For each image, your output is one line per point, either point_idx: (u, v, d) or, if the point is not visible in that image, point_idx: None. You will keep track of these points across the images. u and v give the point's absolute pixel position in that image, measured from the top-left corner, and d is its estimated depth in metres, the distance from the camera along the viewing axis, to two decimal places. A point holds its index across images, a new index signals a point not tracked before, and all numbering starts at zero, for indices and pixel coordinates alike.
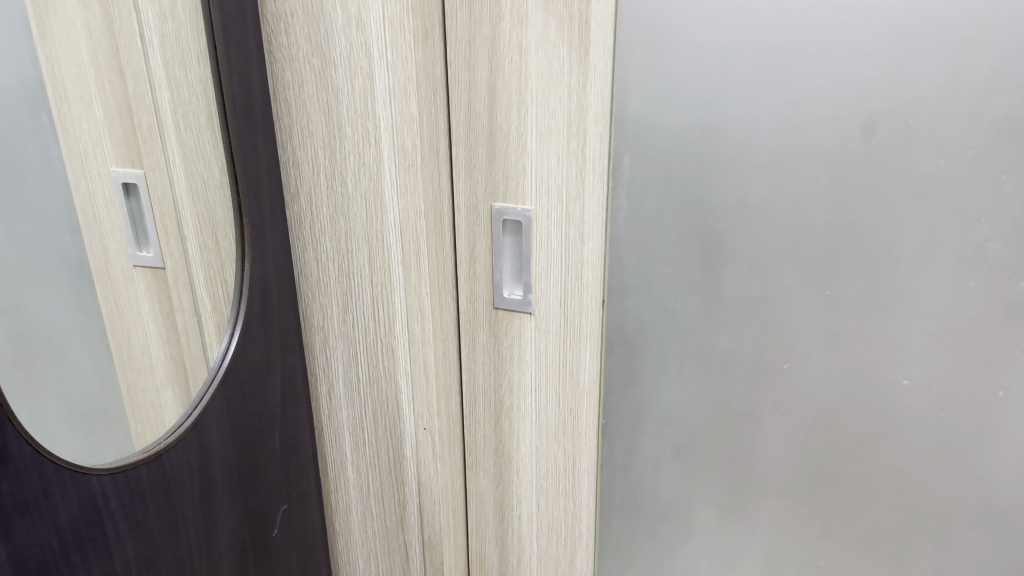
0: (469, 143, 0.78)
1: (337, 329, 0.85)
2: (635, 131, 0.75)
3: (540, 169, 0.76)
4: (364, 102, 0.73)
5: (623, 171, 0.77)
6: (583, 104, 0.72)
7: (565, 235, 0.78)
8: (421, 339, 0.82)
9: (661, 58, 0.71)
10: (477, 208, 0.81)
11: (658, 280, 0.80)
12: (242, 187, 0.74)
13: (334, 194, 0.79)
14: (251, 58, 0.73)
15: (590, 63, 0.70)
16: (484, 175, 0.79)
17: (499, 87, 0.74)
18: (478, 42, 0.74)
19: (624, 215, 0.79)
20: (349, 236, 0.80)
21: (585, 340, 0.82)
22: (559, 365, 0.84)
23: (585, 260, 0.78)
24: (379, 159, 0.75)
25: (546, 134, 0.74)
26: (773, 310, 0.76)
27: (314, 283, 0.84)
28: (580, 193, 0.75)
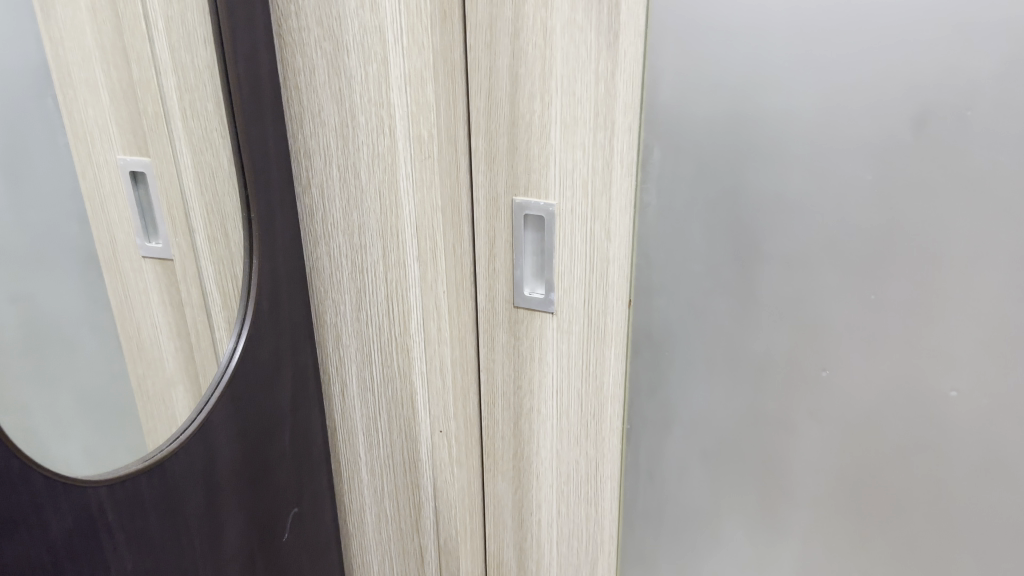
0: (489, 134, 0.74)
1: (350, 327, 0.82)
2: (668, 122, 0.70)
3: (564, 161, 0.72)
4: (378, 89, 0.69)
5: (652, 164, 0.72)
6: (611, 93, 0.67)
7: (590, 231, 0.73)
8: (437, 340, 0.79)
9: (695, 43, 0.66)
10: (497, 202, 0.76)
11: (688, 280, 0.75)
12: (250, 179, 0.70)
13: (347, 187, 0.75)
14: (259, 43, 0.68)
15: (619, 49, 0.65)
16: (505, 167, 0.74)
17: (522, 74, 0.70)
18: (499, 26, 0.69)
19: (652, 210, 0.74)
20: (363, 230, 0.76)
21: (610, 342, 0.77)
22: (582, 367, 0.79)
23: (611, 259, 0.74)
24: (393, 149, 0.71)
25: (571, 124, 0.70)
26: (811, 314, 0.71)
27: (326, 279, 0.80)
28: (607, 187, 0.71)
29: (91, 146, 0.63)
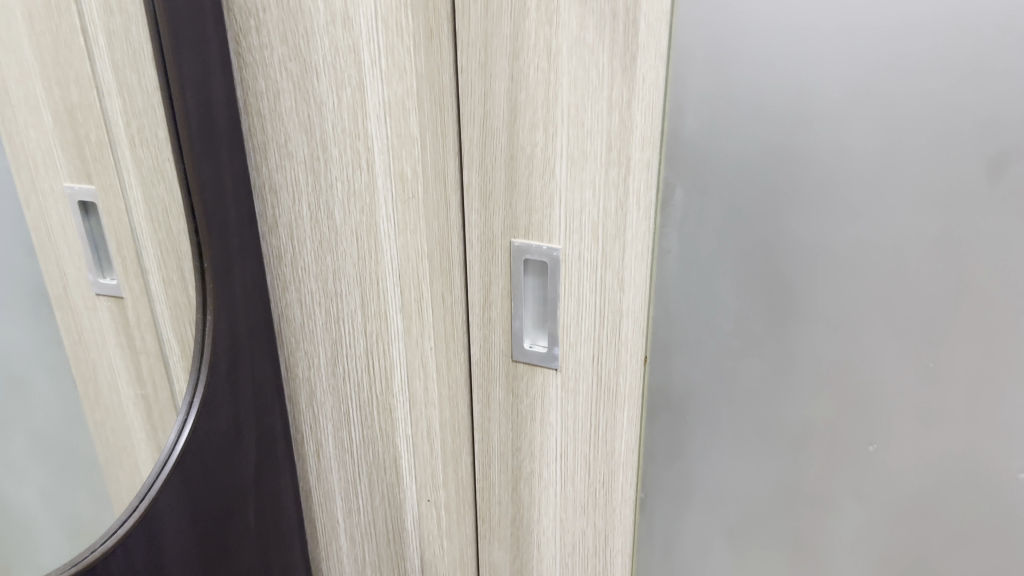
0: (484, 168, 0.64)
1: (325, 382, 0.71)
2: (693, 159, 0.60)
3: (571, 201, 0.61)
4: (354, 118, 0.59)
5: (674, 206, 0.62)
6: (627, 124, 0.56)
7: (600, 280, 0.62)
8: (424, 401, 0.68)
9: (729, 68, 0.56)
10: (493, 245, 0.66)
11: (712, 337, 0.65)
12: (202, 224, 0.59)
13: (320, 227, 0.65)
14: (213, 66, 0.57)
15: (637, 73, 0.55)
16: (502, 207, 0.64)
17: (522, 99, 0.59)
18: (496, 44, 0.59)
19: (673, 256, 0.64)
20: (338, 276, 0.66)
21: (623, 405, 0.67)
22: (589, 431, 0.69)
23: (625, 312, 0.63)
24: (372, 187, 0.61)
25: (579, 158, 0.59)
26: (858, 384, 0.62)
27: (297, 330, 0.70)
28: (621, 232, 0.60)
29: (33, 171, 0.68)
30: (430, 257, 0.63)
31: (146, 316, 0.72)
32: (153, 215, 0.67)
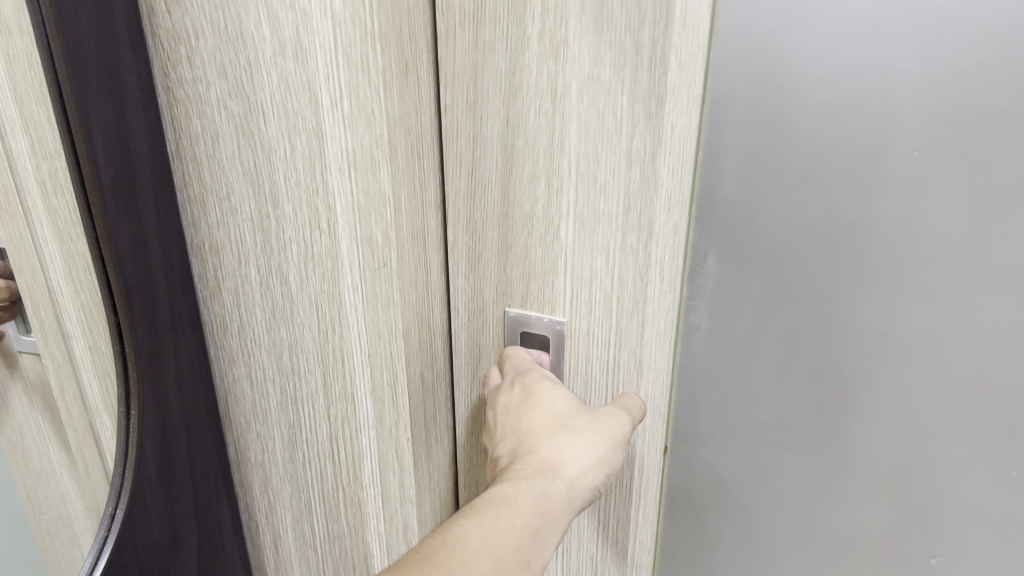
0: (474, 225, 0.51)
1: (281, 470, 0.60)
2: (729, 224, 0.44)
3: (578, 268, 0.48)
4: (310, 170, 0.48)
5: (706, 276, 0.46)
6: (651, 183, 0.43)
7: (612, 360, 0.49)
8: (399, 497, 0.58)
9: (775, 127, 0.41)
10: (483, 312, 0.53)
11: (733, 450, 0.49)
12: (122, 304, 0.47)
13: (271, 295, 0.53)
14: (129, 105, 0.45)
15: (665, 119, 0.41)
16: (496, 271, 0.51)
17: (518, 148, 0.47)
18: (487, 80, 0.46)
19: (701, 336, 0.48)
20: (293, 350, 0.54)
21: (638, 504, 0.54)
22: (598, 528, 0.56)
23: (643, 399, 0.50)
24: (334, 251, 0.49)
25: (590, 220, 0.46)
26: (912, 547, 0.46)
27: (248, 409, 0.58)
28: (639, 307, 0.46)
29: None
30: (407, 333, 0.52)
31: (73, 388, 0.57)
32: (75, 274, 0.52)
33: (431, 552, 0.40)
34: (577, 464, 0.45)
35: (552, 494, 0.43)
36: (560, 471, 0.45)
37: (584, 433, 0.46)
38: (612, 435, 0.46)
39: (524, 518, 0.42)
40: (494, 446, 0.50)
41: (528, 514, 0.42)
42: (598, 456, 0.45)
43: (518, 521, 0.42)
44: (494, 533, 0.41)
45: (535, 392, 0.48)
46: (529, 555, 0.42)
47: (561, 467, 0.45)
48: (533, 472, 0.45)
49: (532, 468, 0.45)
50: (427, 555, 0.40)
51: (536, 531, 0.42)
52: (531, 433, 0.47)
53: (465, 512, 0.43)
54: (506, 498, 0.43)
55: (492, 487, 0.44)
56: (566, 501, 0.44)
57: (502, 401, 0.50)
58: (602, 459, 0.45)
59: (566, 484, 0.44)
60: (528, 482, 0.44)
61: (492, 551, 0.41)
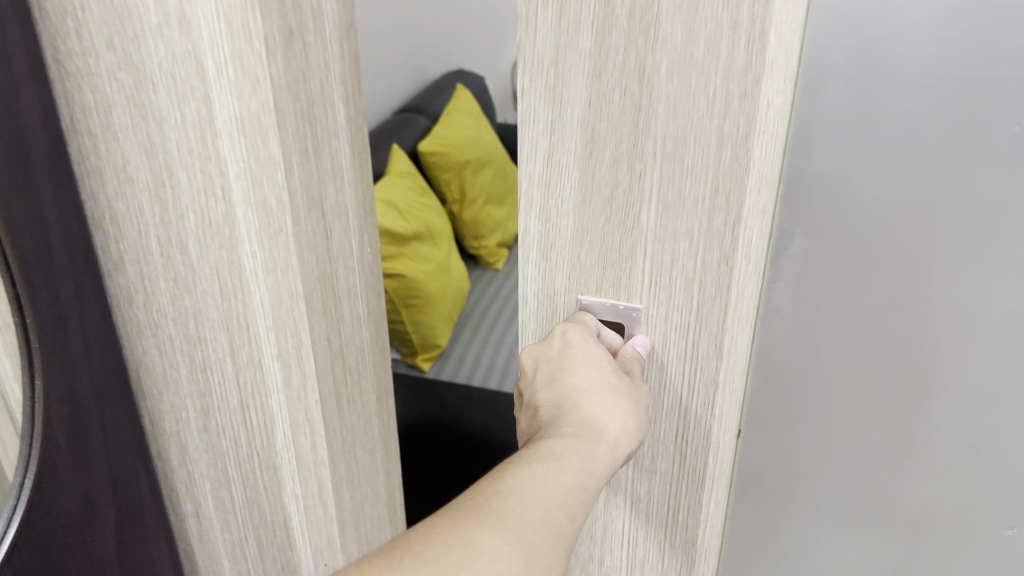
0: (550, 214, 0.47)
1: (198, 438, 0.61)
2: (839, 207, 0.42)
3: (658, 253, 0.46)
4: (201, 137, 0.49)
5: (790, 258, 0.44)
6: (743, 164, 0.42)
7: (689, 346, 0.47)
8: (313, 460, 0.59)
9: (875, 108, 0.39)
10: (554, 302, 0.50)
11: (855, 483, 0.48)
12: (19, 274, 0.46)
13: (173, 264, 0.53)
14: (18, 76, 0.45)
15: (760, 99, 0.40)
16: (570, 262, 0.48)
17: (602, 131, 0.44)
18: (570, 61, 0.43)
19: (783, 317, 0.46)
20: (200, 320, 0.55)
21: (713, 489, 0.51)
22: (667, 514, 0.52)
23: (721, 382, 0.47)
24: (230, 218, 0.50)
25: (675, 202, 0.44)
26: (982, 516, 0.47)
27: (159, 379, 0.58)
28: (723, 290, 0.45)
29: None
30: (308, 298, 0.54)
31: None
32: None
33: (488, 499, 0.40)
34: (616, 428, 0.44)
35: (597, 453, 0.43)
36: (602, 435, 0.44)
37: (623, 396, 0.45)
38: (643, 401, 0.46)
39: (573, 475, 0.41)
40: (530, 394, 0.48)
41: (575, 472, 0.42)
42: (635, 421, 0.45)
43: (565, 476, 0.41)
44: (544, 486, 0.40)
45: (573, 347, 0.46)
46: (573, 508, 0.41)
47: (603, 429, 0.44)
48: (577, 433, 0.43)
49: (575, 427, 0.44)
50: (479, 501, 0.40)
51: (582, 488, 0.42)
52: (570, 388, 0.45)
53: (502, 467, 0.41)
54: (554, 453, 0.42)
55: (535, 442, 0.43)
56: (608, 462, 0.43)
57: (540, 353, 0.48)
58: (637, 425, 0.45)
59: (608, 446, 0.44)
60: (573, 441, 0.43)
61: (542, 503, 0.40)
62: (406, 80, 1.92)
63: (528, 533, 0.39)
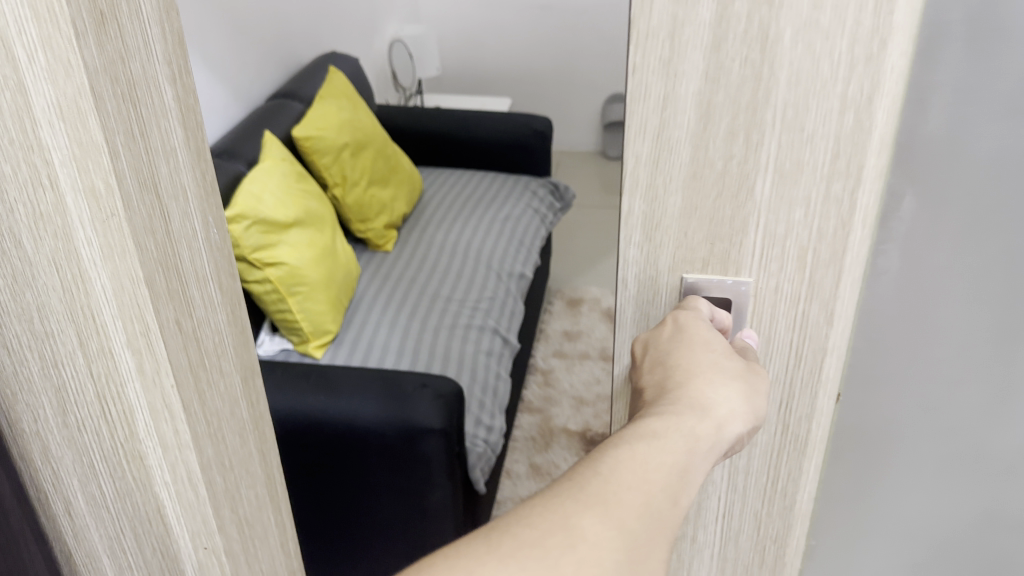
0: (694, 198, 0.54)
1: (59, 436, 0.59)
2: (935, 166, 0.50)
3: (772, 224, 0.54)
4: (20, 127, 0.48)
5: (901, 219, 0.52)
6: (864, 126, 0.49)
7: (801, 313, 0.56)
8: (177, 445, 0.58)
9: (987, 89, 0.47)
10: (657, 282, 0.58)
11: (924, 443, 0.58)
12: None
13: (7, 258, 0.52)
14: None
15: (883, 61, 0.47)
16: (725, 246, 0.55)
17: (717, 101, 0.50)
18: (688, 34, 0.49)
19: (888, 278, 0.54)
20: (45, 313, 0.54)
21: (811, 454, 0.61)
22: (766, 484, 0.63)
23: (829, 349, 0.57)
24: (61, 207, 0.50)
25: (792, 171, 0.52)
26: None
27: (11, 379, 0.57)
28: (837, 256, 0.54)
29: None
30: (150, 281, 0.52)
31: None
32: None
33: (591, 481, 0.45)
34: (722, 408, 0.51)
35: (700, 433, 0.49)
36: (706, 414, 0.50)
37: (728, 378, 0.52)
38: (754, 383, 0.53)
39: (673, 454, 0.47)
40: (638, 376, 0.55)
41: (679, 451, 0.47)
42: (740, 405, 0.51)
43: (666, 458, 0.47)
44: (647, 468, 0.46)
45: (685, 327, 0.54)
46: (676, 493, 0.47)
47: (711, 408, 0.50)
48: (680, 404, 0.50)
49: (682, 405, 0.50)
50: (582, 483, 0.45)
51: (684, 470, 0.47)
52: (672, 367, 0.52)
53: (614, 443, 0.47)
54: (656, 431, 0.48)
55: (639, 419, 0.50)
56: (709, 444, 0.49)
57: (650, 336, 0.56)
58: (746, 409, 0.51)
59: (714, 424, 0.50)
60: (676, 413, 0.49)
61: (647, 486, 0.46)
62: (270, 66, 1.89)
63: (631, 518, 0.44)
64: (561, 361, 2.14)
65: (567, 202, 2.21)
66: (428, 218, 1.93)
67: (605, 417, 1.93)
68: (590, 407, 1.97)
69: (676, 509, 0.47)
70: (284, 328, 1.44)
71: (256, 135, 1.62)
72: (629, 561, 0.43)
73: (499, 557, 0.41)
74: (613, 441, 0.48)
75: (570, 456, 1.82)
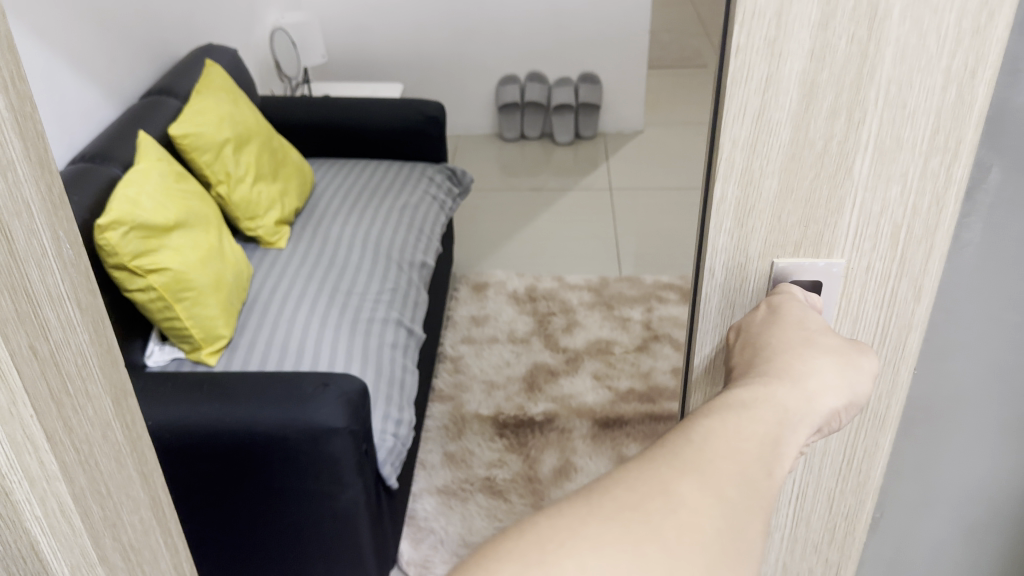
0: (790, 179, 0.55)
1: None
2: (1015, 135, 0.57)
3: (867, 203, 0.56)
4: None
5: (986, 189, 0.59)
6: (966, 100, 0.51)
7: (889, 292, 0.59)
8: (44, 475, 0.53)
9: None
10: (746, 267, 0.59)
11: (978, 392, 0.67)
12: None
13: None
14: None
15: (989, 34, 0.49)
16: (819, 228, 0.57)
17: (822, 79, 0.51)
18: (795, 12, 0.49)
19: (970, 249, 0.61)
20: None
21: (886, 428, 0.65)
22: (841, 463, 0.67)
23: (915, 324, 0.60)
24: None
25: (891, 148, 0.53)
26: None
27: None
28: (930, 233, 0.57)
29: None
30: None
31: None
32: None
33: (685, 449, 0.45)
34: (816, 378, 0.51)
35: (791, 404, 0.49)
36: (797, 384, 0.51)
37: (822, 352, 0.53)
38: (847, 358, 0.54)
39: (764, 426, 0.48)
40: (733, 358, 0.57)
41: (770, 422, 0.48)
42: (833, 377, 0.52)
43: (758, 428, 0.47)
44: (739, 437, 0.46)
45: (783, 306, 0.57)
46: (771, 463, 0.46)
47: (802, 377, 0.51)
48: (770, 374, 0.51)
49: (767, 374, 0.51)
50: (675, 452, 0.45)
51: (777, 440, 0.48)
52: (762, 345, 0.55)
53: (700, 417, 0.48)
54: (745, 403, 0.49)
55: (728, 392, 0.51)
56: (801, 414, 0.50)
57: (744, 321, 0.58)
58: (836, 381, 0.52)
59: (807, 396, 0.50)
60: (767, 382, 0.51)
61: (740, 454, 0.45)
62: (143, 62, 1.80)
63: (729, 485, 0.44)
64: (469, 347, 2.13)
65: (465, 187, 2.20)
66: (323, 211, 1.88)
67: (515, 399, 1.94)
68: (501, 391, 1.97)
69: (774, 480, 0.46)
70: (174, 336, 1.39)
71: (132, 136, 1.54)
72: (729, 529, 0.42)
73: (601, 521, 0.40)
74: (702, 414, 0.48)
75: (484, 441, 1.82)
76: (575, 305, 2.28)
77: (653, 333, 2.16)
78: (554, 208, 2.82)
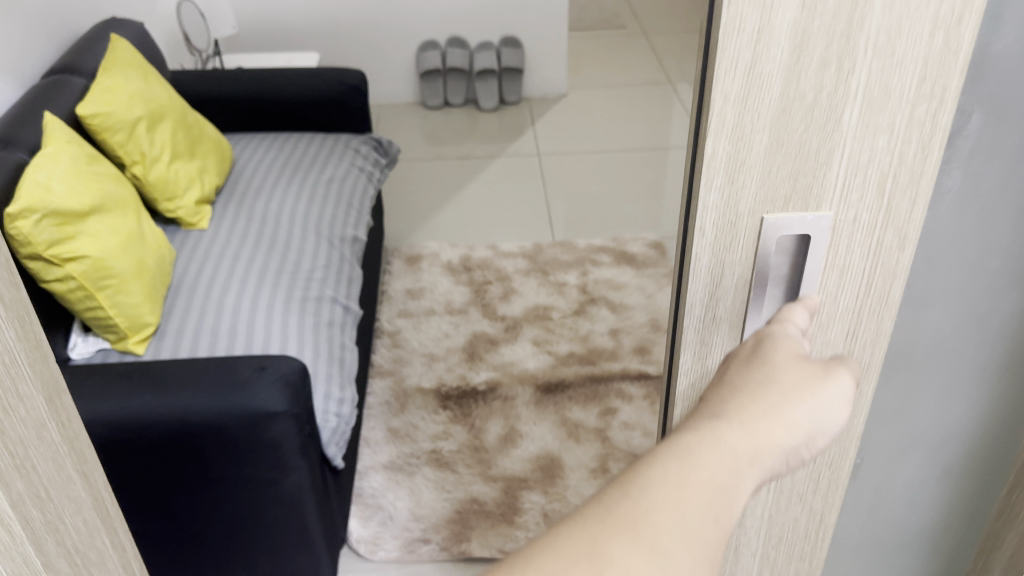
0: (780, 133, 0.55)
1: None
2: (997, 81, 0.58)
3: (855, 153, 0.56)
4: None
5: (966, 135, 0.60)
6: (953, 46, 0.52)
7: (875, 243, 0.60)
8: None
9: None
10: (737, 223, 0.59)
11: (950, 334, 0.69)
12: None
13: None
14: None
15: None
16: (810, 181, 0.57)
17: (812, 30, 0.51)
18: None
19: (950, 196, 0.62)
20: None
21: (870, 376, 0.67)
22: None
23: (898, 272, 0.62)
24: None
25: (880, 97, 0.54)
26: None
27: None
28: (915, 181, 0.57)
29: None
30: None
31: None
32: None
33: (619, 502, 0.43)
34: (769, 417, 0.49)
35: (740, 447, 0.47)
36: (748, 427, 0.48)
37: (776, 390, 0.50)
38: (804, 392, 0.51)
39: (711, 471, 0.45)
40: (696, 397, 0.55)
41: (719, 468, 0.46)
42: (789, 414, 0.50)
43: (704, 473, 0.45)
44: (684, 485, 0.44)
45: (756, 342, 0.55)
46: (717, 510, 0.44)
47: (754, 419, 0.49)
48: (719, 416, 0.49)
49: (718, 414, 0.49)
50: (612, 505, 0.43)
51: (726, 486, 0.45)
52: (719, 387, 0.52)
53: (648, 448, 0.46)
54: (692, 445, 0.46)
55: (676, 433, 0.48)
56: (750, 457, 0.47)
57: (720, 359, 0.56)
58: (789, 419, 0.49)
59: (758, 438, 0.48)
60: (715, 426, 0.48)
61: (682, 504, 0.43)
62: (42, 40, 1.70)
63: (664, 538, 0.42)
64: (407, 321, 2.10)
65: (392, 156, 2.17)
66: (245, 190, 1.81)
67: (457, 370, 1.93)
68: (442, 362, 1.95)
69: (721, 528, 0.44)
70: (97, 326, 1.33)
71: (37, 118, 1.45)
72: None
73: None
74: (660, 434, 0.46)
75: (427, 414, 1.80)
76: (510, 273, 2.27)
77: (588, 297, 2.17)
78: (483, 175, 2.80)
